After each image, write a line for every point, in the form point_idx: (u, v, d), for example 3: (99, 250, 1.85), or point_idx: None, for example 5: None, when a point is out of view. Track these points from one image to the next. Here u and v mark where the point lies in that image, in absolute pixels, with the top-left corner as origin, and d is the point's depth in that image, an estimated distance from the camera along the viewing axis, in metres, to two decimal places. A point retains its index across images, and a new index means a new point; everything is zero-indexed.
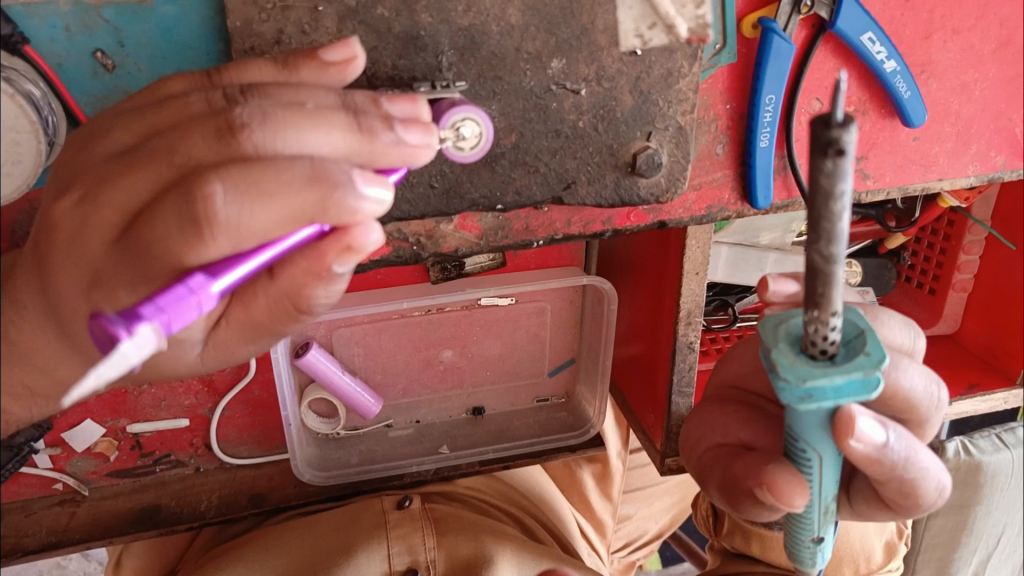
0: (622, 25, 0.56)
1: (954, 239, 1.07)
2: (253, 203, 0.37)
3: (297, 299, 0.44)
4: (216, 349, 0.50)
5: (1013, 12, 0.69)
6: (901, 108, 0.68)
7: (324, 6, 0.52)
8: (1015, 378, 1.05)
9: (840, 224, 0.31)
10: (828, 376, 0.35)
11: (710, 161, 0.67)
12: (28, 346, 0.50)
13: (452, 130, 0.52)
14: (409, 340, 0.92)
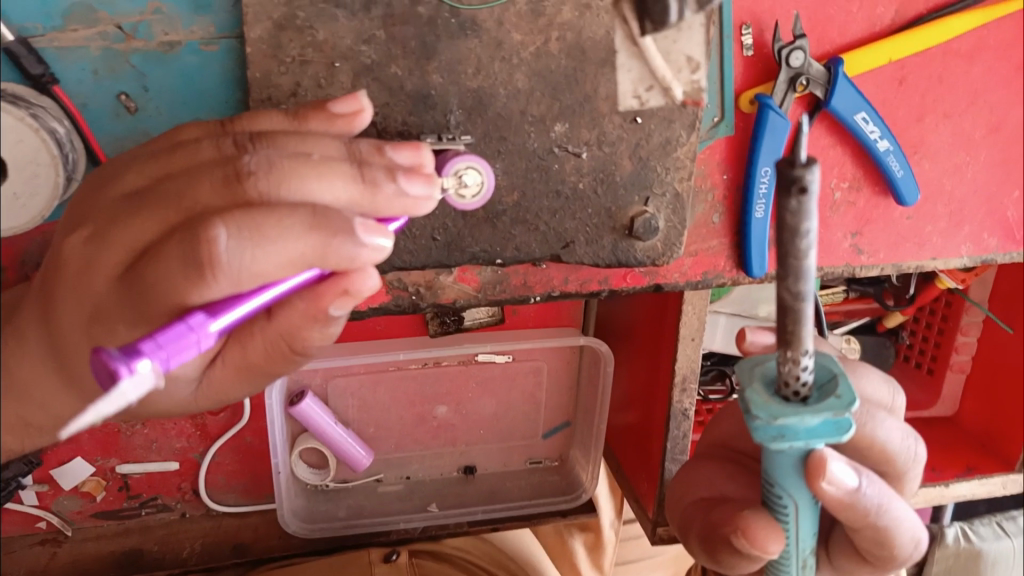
0: (620, 86, 0.59)
1: (952, 320, 1.07)
2: (256, 248, 0.39)
3: (294, 340, 0.45)
4: (209, 388, 0.50)
5: (1007, 100, 0.71)
6: (895, 186, 0.70)
7: (340, 63, 0.54)
8: (1014, 464, 1.04)
9: (806, 262, 0.34)
10: (802, 414, 0.37)
11: (706, 229, 0.68)
12: (26, 375, 0.50)
13: (455, 177, 0.53)
14: (405, 394, 0.92)
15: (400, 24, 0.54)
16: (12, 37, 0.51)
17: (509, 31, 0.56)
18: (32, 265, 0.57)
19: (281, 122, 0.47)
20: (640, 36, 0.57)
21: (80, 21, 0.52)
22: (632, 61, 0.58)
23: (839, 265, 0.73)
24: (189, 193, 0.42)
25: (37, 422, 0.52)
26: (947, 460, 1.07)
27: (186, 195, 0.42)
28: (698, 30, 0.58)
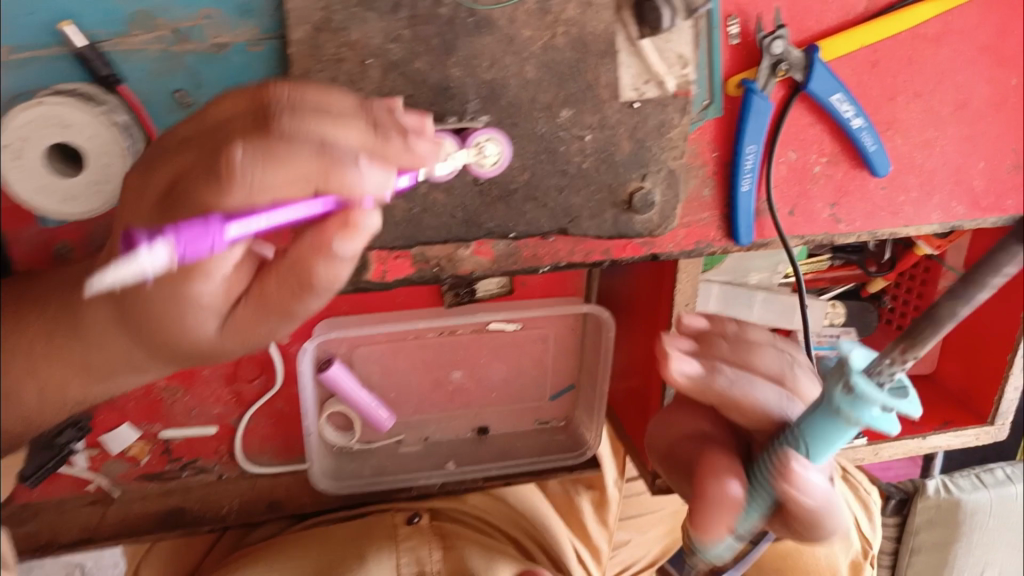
0: (621, 80, 0.66)
1: (928, 285, 1.14)
2: (267, 164, 0.43)
3: (309, 267, 0.47)
4: (233, 330, 0.50)
5: (972, 80, 0.78)
6: (868, 159, 0.78)
7: (370, 60, 0.61)
8: (987, 416, 1.11)
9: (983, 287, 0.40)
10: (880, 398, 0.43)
11: (698, 203, 0.76)
12: (95, 325, 0.55)
13: (476, 148, 0.64)
14: (422, 361, 0.99)
15: (423, 23, 0.61)
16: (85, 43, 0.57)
17: (519, 28, 0.63)
18: (98, 245, 0.64)
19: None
20: (637, 38, 0.65)
21: (140, 27, 0.59)
22: (630, 57, 0.66)
23: (820, 234, 0.80)
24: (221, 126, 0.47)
25: (102, 365, 0.57)
26: (928, 412, 1.14)
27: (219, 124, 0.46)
28: (686, 30, 0.66)
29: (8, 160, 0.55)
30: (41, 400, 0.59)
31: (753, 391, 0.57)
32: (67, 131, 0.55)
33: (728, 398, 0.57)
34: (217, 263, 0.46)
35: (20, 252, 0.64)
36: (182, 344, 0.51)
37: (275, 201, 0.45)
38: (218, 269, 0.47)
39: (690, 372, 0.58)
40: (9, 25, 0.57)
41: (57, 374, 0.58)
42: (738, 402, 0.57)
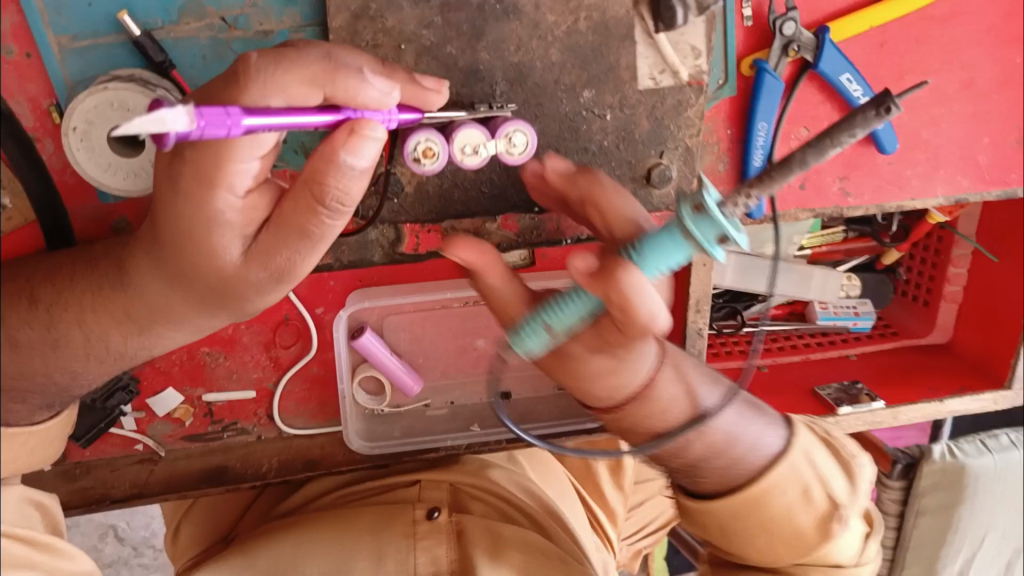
0: (638, 70, 0.70)
1: (944, 253, 1.18)
2: (279, 66, 0.48)
3: (320, 178, 0.51)
4: (255, 259, 0.55)
5: (979, 58, 0.81)
6: (877, 135, 0.81)
7: (405, 45, 0.65)
8: (1003, 378, 1.13)
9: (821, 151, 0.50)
10: (722, 222, 0.51)
11: (714, 176, 0.79)
12: (146, 288, 0.60)
13: (505, 139, 0.64)
14: (448, 329, 1.05)
15: (454, 10, 0.65)
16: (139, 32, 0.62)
17: (544, 13, 0.67)
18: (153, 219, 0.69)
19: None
20: (654, 31, 0.68)
21: (191, 16, 0.63)
22: (647, 48, 0.69)
23: (830, 207, 0.84)
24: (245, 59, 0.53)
25: (144, 311, 0.61)
26: (943, 379, 1.16)
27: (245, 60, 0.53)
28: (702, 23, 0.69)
29: (76, 141, 0.60)
30: (89, 349, 0.63)
31: (647, 292, 0.53)
32: (129, 114, 0.60)
33: (620, 292, 0.53)
34: (234, 168, 0.50)
35: (82, 226, 0.69)
36: (214, 274, 0.55)
37: (289, 106, 0.49)
38: (241, 180, 0.51)
39: (590, 275, 0.54)
40: (73, 14, 0.61)
41: (102, 322, 0.62)
42: (629, 302, 0.53)
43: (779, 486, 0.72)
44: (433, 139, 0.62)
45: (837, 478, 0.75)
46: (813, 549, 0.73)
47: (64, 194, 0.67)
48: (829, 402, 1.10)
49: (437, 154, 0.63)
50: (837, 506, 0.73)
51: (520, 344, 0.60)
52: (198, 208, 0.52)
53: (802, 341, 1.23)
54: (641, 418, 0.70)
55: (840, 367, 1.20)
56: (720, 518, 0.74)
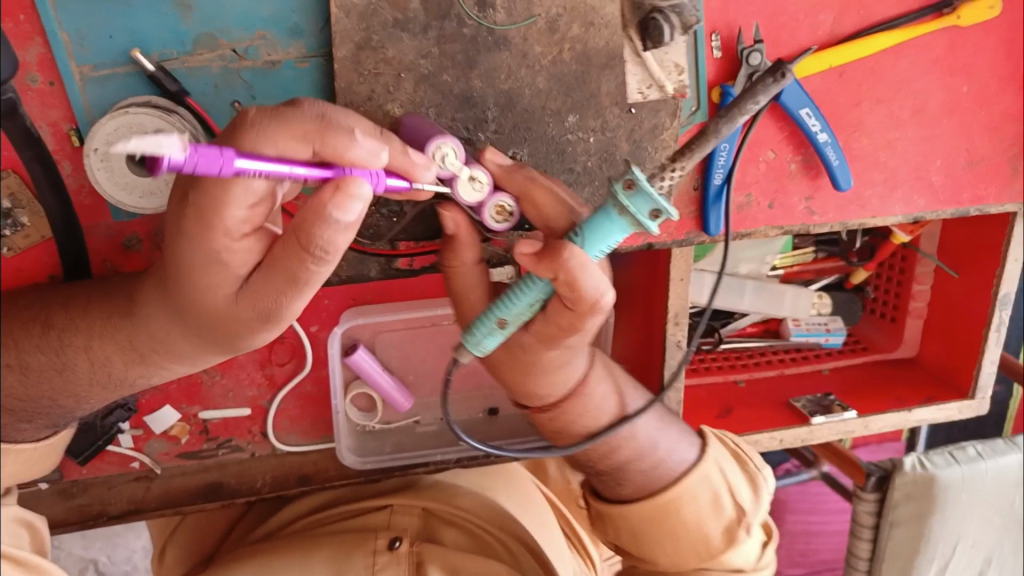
0: (628, 86, 0.76)
1: (908, 270, 1.24)
2: (275, 121, 0.53)
3: (306, 230, 0.54)
4: (249, 298, 0.58)
5: (929, 86, 0.88)
6: (831, 173, 0.87)
7: (404, 74, 0.70)
8: (965, 390, 1.18)
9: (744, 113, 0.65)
10: (653, 195, 0.57)
11: (687, 197, 0.86)
12: (149, 316, 0.63)
13: (439, 157, 0.64)
14: (439, 345, 1.09)
15: (450, 42, 0.70)
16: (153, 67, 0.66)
17: (532, 44, 0.72)
18: (162, 236, 0.73)
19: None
20: (641, 50, 0.74)
21: (205, 47, 0.68)
22: (634, 66, 0.75)
23: (795, 224, 0.90)
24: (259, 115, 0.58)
25: (145, 340, 0.64)
26: (913, 390, 1.21)
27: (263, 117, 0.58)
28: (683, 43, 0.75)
29: (96, 161, 0.64)
30: (92, 375, 0.66)
31: (587, 270, 0.59)
32: (147, 137, 0.64)
33: (565, 270, 0.59)
34: (227, 214, 0.54)
35: (96, 243, 0.72)
36: (212, 306, 0.59)
37: (280, 156, 0.53)
38: (235, 226, 0.54)
39: (534, 255, 0.60)
40: (94, 45, 0.66)
41: (106, 349, 0.65)
42: (574, 277, 0.59)
43: (687, 493, 0.84)
44: (489, 207, 0.67)
45: (738, 486, 0.87)
46: (717, 553, 0.84)
47: (81, 213, 0.71)
48: (801, 412, 1.16)
49: (507, 203, 0.67)
50: (740, 516, 0.85)
51: (474, 342, 0.66)
52: (198, 248, 0.55)
53: (777, 356, 1.28)
54: (573, 420, 0.80)
55: (813, 380, 1.25)
56: (632, 523, 0.86)
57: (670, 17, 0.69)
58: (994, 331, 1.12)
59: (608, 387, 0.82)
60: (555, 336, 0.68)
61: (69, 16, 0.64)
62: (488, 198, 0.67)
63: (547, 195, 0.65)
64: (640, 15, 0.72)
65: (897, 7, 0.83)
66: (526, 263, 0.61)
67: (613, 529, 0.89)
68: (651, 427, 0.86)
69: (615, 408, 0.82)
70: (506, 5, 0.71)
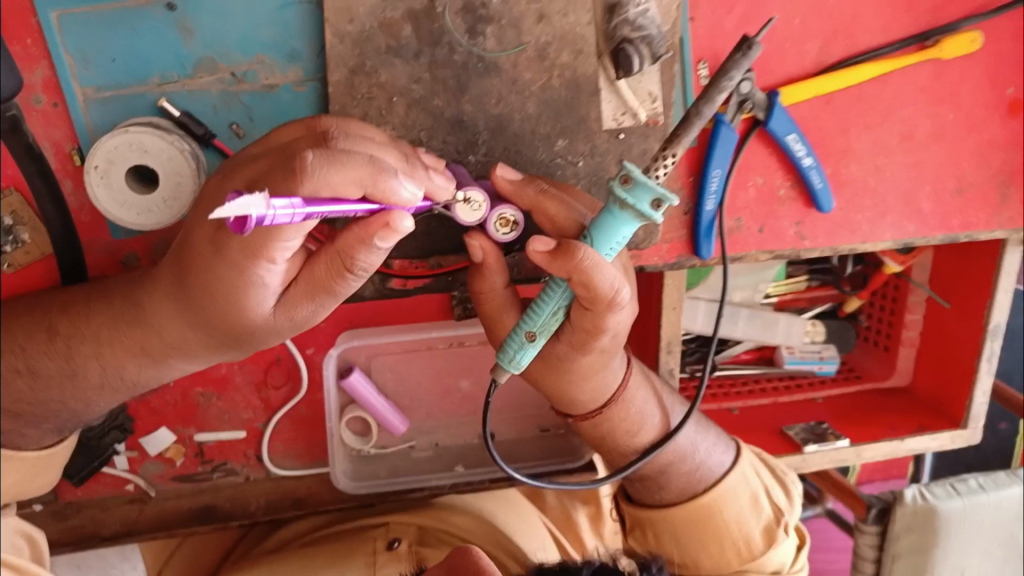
0: (603, 113, 0.78)
1: (900, 300, 1.25)
2: (330, 166, 0.52)
3: (352, 256, 0.57)
4: (283, 307, 0.60)
5: (914, 114, 0.89)
6: (815, 196, 0.89)
7: (397, 98, 0.72)
8: (959, 421, 1.18)
9: (718, 95, 0.66)
10: (652, 186, 0.56)
11: (677, 221, 0.87)
12: (160, 319, 0.64)
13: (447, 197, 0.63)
14: (434, 369, 1.09)
15: (442, 67, 0.72)
16: (178, 113, 0.69)
17: (521, 70, 0.74)
18: (161, 254, 0.74)
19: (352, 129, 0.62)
20: (615, 78, 0.76)
21: (205, 70, 0.70)
22: (610, 96, 0.77)
23: (786, 248, 0.91)
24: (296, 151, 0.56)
25: (157, 344, 0.65)
26: (904, 419, 1.21)
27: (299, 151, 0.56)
28: (655, 71, 0.77)
29: (96, 178, 0.66)
30: (103, 380, 0.67)
31: (602, 270, 0.59)
32: (146, 155, 0.66)
33: (580, 271, 0.59)
34: (278, 247, 0.54)
35: (95, 261, 0.74)
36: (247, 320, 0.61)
37: (333, 197, 0.52)
38: (282, 258, 0.55)
39: (547, 254, 0.59)
40: (98, 68, 0.68)
41: (118, 356, 0.66)
42: (589, 278, 0.59)
43: (727, 496, 0.87)
44: (492, 222, 0.65)
45: (775, 489, 0.91)
46: (757, 554, 0.87)
47: (81, 231, 0.73)
48: (793, 440, 1.16)
49: (510, 213, 0.65)
50: (777, 515, 0.89)
51: (507, 359, 0.64)
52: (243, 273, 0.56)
53: (771, 384, 1.28)
54: (616, 427, 0.81)
55: (804, 408, 1.26)
56: (674, 526, 0.88)
57: (640, 46, 0.71)
58: (985, 362, 1.12)
59: (649, 395, 0.85)
60: (584, 343, 0.67)
61: (75, 39, 0.67)
62: (489, 214, 0.65)
63: (557, 206, 0.64)
64: (613, 45, 0.73)
65: (880, 37, 0.85)
66: (541, 262, 0.60)
67: (651, 534, 0.90)
68: (692, 432, 0.89)
69: (659, 420, 0.85)
70: (496, 32, 0.73)
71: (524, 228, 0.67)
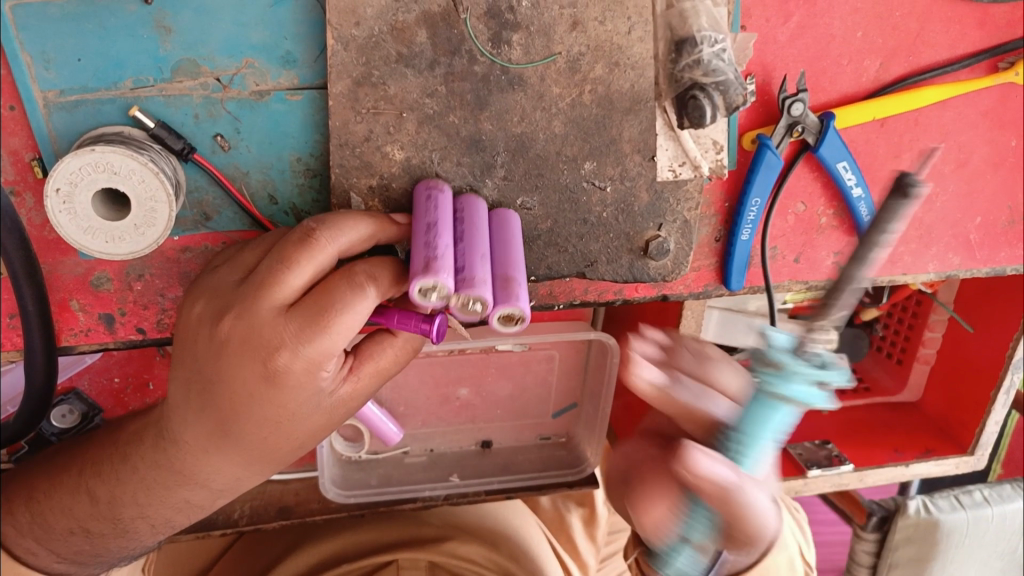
0: (658, 160, 0.70)
1: (921, 316, 1.14)
2: (241, 450, 0.58)
3: (276, 346, 0.53)
4: (240, 396, 0.55)
5: (975, 140, 0.81)
6: (861, 228, 0.80)
7: (407, 113, 0.64)
8: (965, 446, 1.10)
9: (877, 256, 0.46)
10: (808, 370, 0.47)
11: (708, 248, 0.79)
12: (235, 343, 0.54)
13: (434, 294, 0.53)
14: (431, 377, 1.01)
15: (459, 80, 0.64)
16: (153, 123, 0.61)
17: (549, 85, 0.66)
18: (134, 275, 0.67)
19: (289, 324, 0.53)
20: (676, 125, 0.68)
21: (185, 74, 0.61)
22: (667, 141, 0.69)
23: (822, 281, 0.84)
24: (279, 289, 0.53)
25: (241, 406, 0.55)
26: (909, 441, 1.13)
27: (254, 326, 0.53)
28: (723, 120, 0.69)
29: (58, 203, 0.57)
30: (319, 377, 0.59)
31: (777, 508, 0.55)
32: (115, 178, 0.56)
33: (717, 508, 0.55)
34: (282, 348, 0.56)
35: (59, 279, 0.66)
36: (212, 491, 0.62)
37: None
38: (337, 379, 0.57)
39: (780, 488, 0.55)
40: (61, 69, 0.59)
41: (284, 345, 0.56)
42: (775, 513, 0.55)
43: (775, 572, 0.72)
44: (497, 317, 0.56)
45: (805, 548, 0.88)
46: None
47: (42, 249, 0.64)
48: (798, 462, 1.08)
49: (515, 311, 0.55)
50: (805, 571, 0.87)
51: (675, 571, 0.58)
52: (254, 440, 0.58)
53: None
54: None
55: (810, 422, 1.19)
56: None
57: (714, 94, 0.62)
58: (1004, 395, 1.03)
59: None
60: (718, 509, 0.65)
61: (33, 36, 0.58)
62: (494, 310, 0.55)
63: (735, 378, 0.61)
64: (679, 89, 0.64)
65: (947, 54, 0.76)
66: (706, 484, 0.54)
67: None
68: None
69: None
70: (523, 41, 0.64)
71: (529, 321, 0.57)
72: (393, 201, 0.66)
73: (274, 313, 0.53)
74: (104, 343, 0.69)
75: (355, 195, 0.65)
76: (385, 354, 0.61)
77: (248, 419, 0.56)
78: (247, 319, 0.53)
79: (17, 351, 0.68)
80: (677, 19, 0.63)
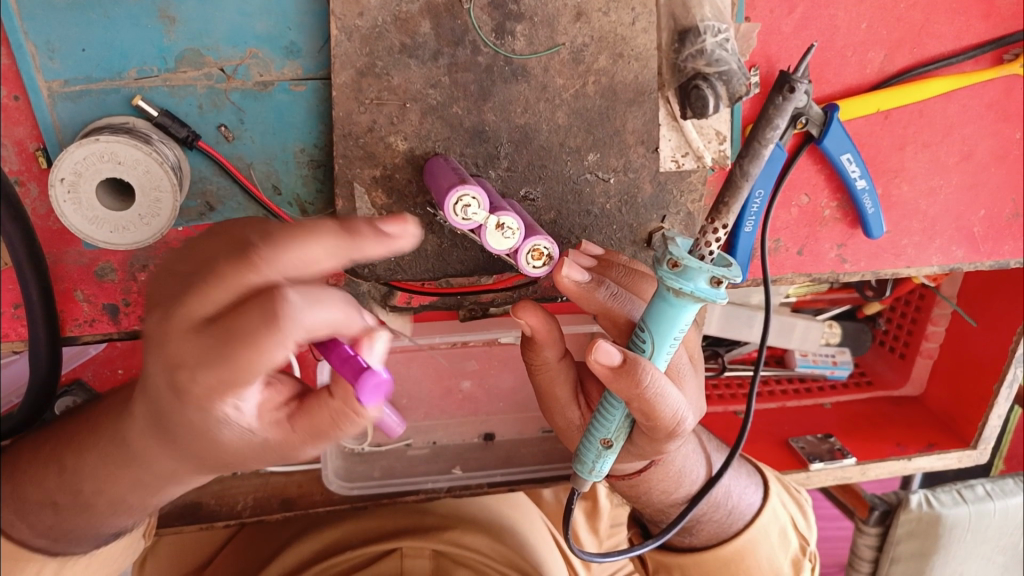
0: (661, 152, 0.70)
1: (925, 310, 1.13)
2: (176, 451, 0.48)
3: (183, 359, 0.41)
4: (159, 396, 0.44)
5: (979, 132, 0.81)
6: (865, 220, 0.81)
7: (411, 104, 0.64)
8: (969, 440, 1.10)
9: (761, 148, 0.57)
10: (704, 266, 0.51)
11: None
12: (152, 342, 0.43)
13: (473, 214, 0.56)
14: (435, 369, 1.01)
15: (462, 70, 0.64)
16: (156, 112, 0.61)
17: (553, 76, 0.66)
18: (138, 266, 0.67)
19: (198, 343, 0.40)
20: (679, 116, 0.68)
21: (189, 64, 0.61)
22: (671, 132, 0.69)
23: (825, 273, 0.83)
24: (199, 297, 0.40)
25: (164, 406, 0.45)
26: (909, 435, 1.13)
27: (166, 330, 0.41)
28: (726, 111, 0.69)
29: (62, 193, 0.57)
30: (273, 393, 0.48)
31: (666, 399, 0.57)
32: (120, 168, 0.56)
33: (640, 399, 0.57)
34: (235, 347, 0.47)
35: (64, 270, 0.66)
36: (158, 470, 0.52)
37: None
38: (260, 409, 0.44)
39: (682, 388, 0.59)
40: (66, 59, 0.59)
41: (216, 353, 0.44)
42: (670, 402, 0.58)
43: (761, 536, 0.80)
44: (524, 253, 0.58)
45: (800, 518, 0.84)
46: None
47: (47, 239, 0.65)
48: (799, 455, 1.09)
49: (545, 247, 0.58)
50: (804, 546, 0.82)
51: (586, 467, 0.64)
52: (183, 440, 0.47)
53: (779, 386, 1.22)
54: (651, 486, 0.76)
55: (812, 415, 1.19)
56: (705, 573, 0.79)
57: (716, 84, 0.61)
58: (1006, 388, 1.03)
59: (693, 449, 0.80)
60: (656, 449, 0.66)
61: (37, 25, 0.58)
62: (522, 244, 0.58)
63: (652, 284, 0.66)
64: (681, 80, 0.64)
65: (952, 46, 0.76)
66: (600, 373, 0.56)
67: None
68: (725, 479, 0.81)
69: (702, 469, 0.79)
70: (527, 31, 0.64)
71: (556, 263, 0.60)
72: (397, 191, 0.66)
73: (188, 325, 0.40)
74: (108, 334, 0.69)
75: (358, 185, 0.65)
76: (328, 400, 0.45)
77: (170, 425, 0.45)
78: (161, 321, 0.41)
79: (22, 342, 0.68)
80: (680, 9, 0.63)
